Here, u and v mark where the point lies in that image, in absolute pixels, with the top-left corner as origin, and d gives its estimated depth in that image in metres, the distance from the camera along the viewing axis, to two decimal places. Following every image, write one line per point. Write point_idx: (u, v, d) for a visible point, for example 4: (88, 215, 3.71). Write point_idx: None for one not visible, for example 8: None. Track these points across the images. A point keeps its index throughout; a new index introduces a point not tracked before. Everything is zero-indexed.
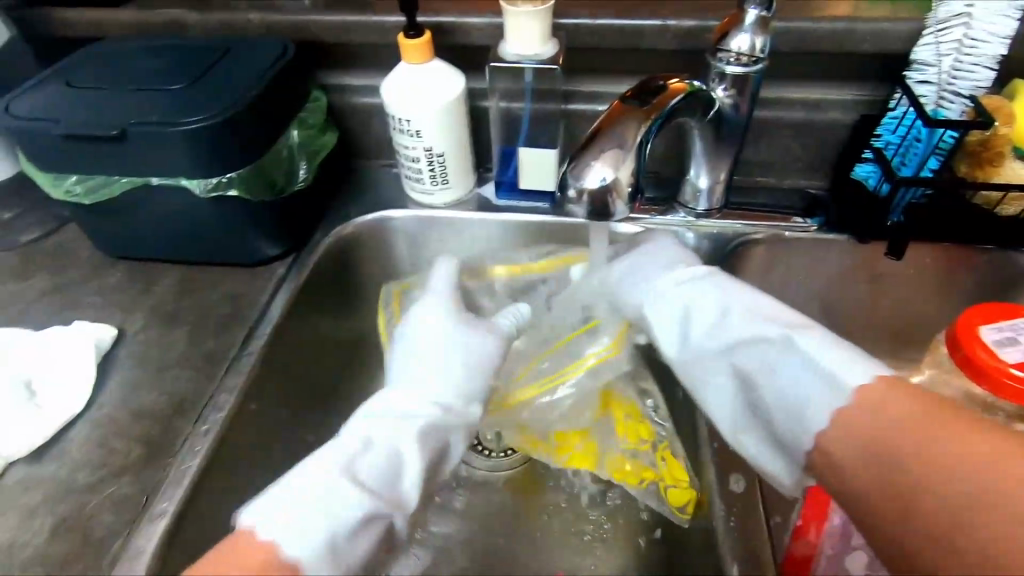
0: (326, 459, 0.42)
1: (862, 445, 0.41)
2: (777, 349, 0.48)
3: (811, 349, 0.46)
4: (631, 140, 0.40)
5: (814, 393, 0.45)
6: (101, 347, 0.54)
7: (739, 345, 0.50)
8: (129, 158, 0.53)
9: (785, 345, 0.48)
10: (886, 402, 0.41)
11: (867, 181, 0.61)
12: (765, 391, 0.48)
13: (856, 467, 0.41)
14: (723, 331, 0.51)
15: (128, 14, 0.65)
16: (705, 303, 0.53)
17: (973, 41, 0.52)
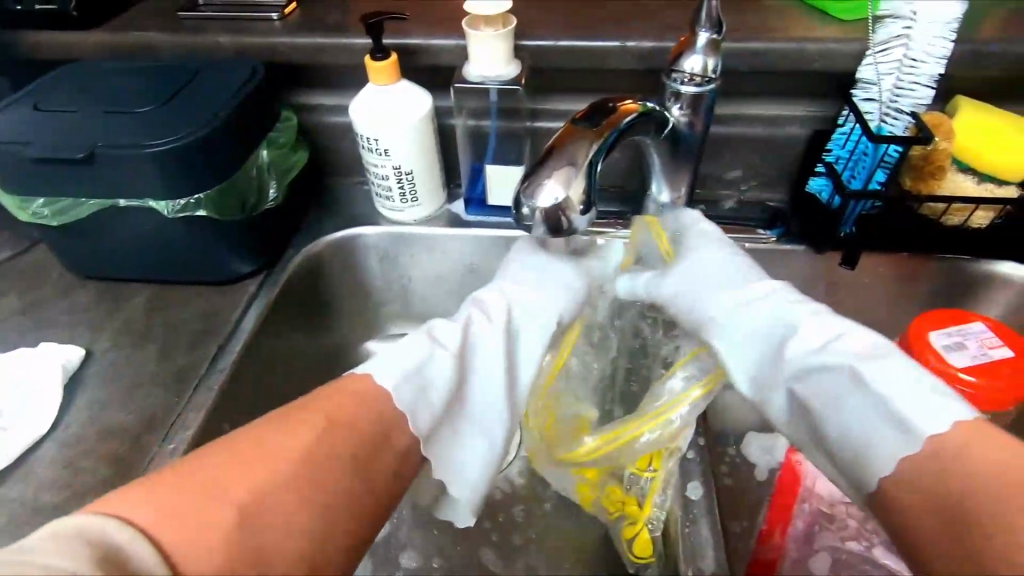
0: (397, 363, 0.43)
1: (931, 465, 0.37)
2: (826, 361, 0.45)
3: (885, 371, 0.42)
4: (582, 160, 0.42)
5: (876, 417, 0.41)
6: (70, 367, 0.55)
7: (795, 337, 0.47)
8: (97, 181, 0.54)
9: (859, 344, 0.45)
10: (965, 437, 0.37)
11: (821, 194, 0.64)
12: (817, 402, 0.45)
13: (911, 485, 0.38)
14: (770, 316, 0.49)
15: (99, 36, 0.66)
16: (773, 303, 0.50)
17: (912, 61, 0.55)
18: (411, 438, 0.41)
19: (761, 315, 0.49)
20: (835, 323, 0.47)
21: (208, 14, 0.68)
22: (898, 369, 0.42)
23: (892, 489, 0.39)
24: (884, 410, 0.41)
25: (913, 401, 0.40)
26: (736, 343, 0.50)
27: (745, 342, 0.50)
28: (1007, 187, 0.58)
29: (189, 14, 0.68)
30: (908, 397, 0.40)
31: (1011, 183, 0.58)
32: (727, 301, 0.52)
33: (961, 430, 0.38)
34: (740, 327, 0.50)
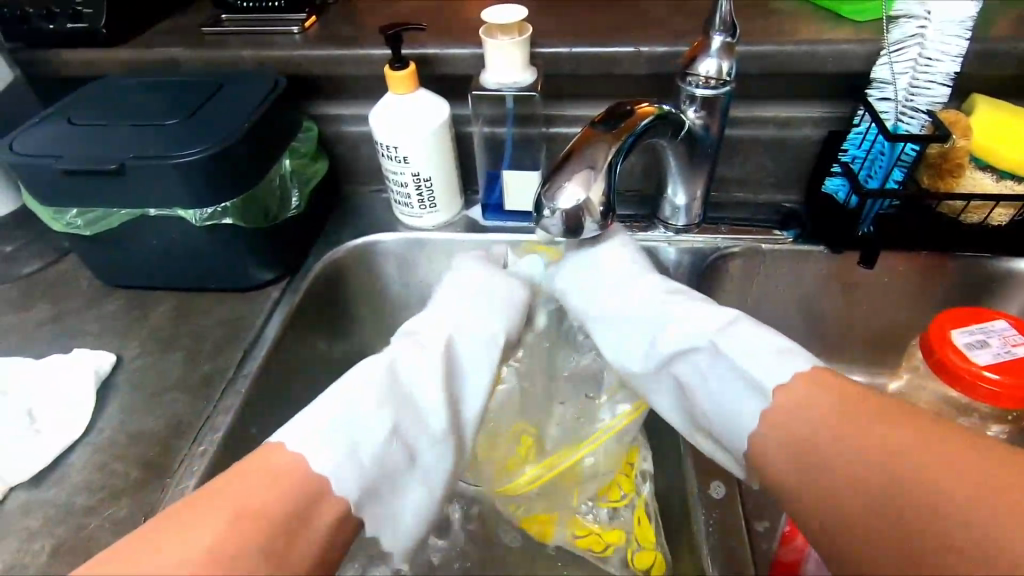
0: (334, 426, 0.42)
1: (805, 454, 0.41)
2: (702, 344, 0.50)
3: (744, 340, 0.47)
4: (601, 162, 0.43)
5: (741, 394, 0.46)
6: (101, 373, 0.56)
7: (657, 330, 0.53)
8: (126, 192, 0.55)
9: (724, 347, 0.48)
10: (809, 393, 0.42)
11: (838, 194, 0.64)
12: (699, 386, 0.50)
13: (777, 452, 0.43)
14: (649, 310, 0.55)
15: (125, 53, 0.68)
16: (670, 296, 0.54)
17: (927, 60, 0.55)
18: (338, 510, 0.40)
19: (647, 313, 0.54)
20: (698, 309, 0.52)
21: (230, 29, 0.70)
22: (753, 340, 0.47)
23: (758, 439, 0.44)
24: (741, 375, 0.46)
25: (767, 369, 0.45)
26: (622, 339, 0.56)
27: (639, 339, 0.55)
28: None
29: (211, 30, 0.70)
30: (772, 364, 0.45)
31: None
32: (614, 303, 0.56)
33: (803, 381, 0.43)
34: (629, 327, 0.56)
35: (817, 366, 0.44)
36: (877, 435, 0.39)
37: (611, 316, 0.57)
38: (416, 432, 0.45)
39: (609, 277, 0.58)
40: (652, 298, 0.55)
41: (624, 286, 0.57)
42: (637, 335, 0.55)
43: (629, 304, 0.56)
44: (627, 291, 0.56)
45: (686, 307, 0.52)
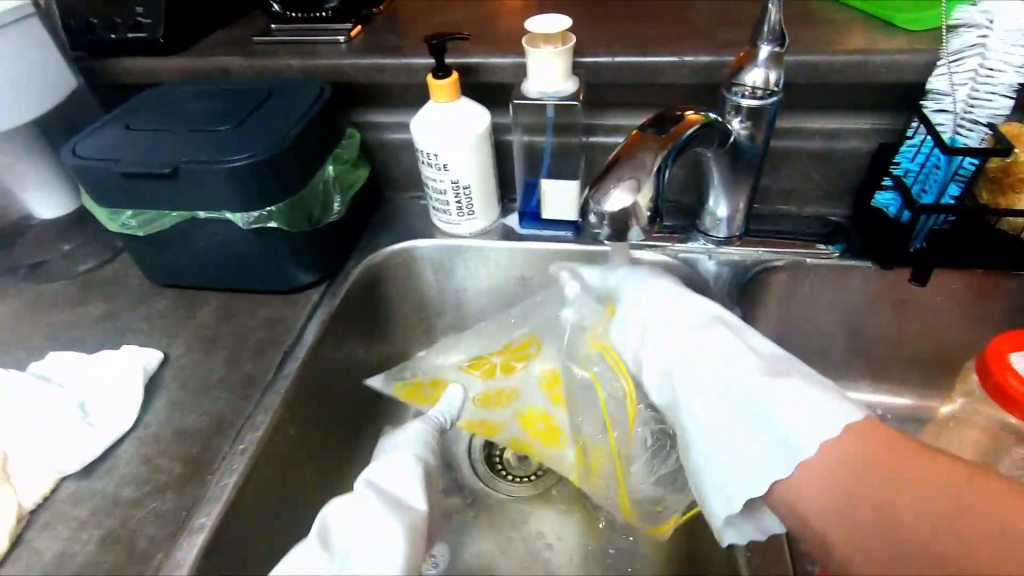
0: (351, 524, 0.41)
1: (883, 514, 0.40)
2: (763, 395, 0.45)
3: (797, 408, 0.44)
4: (650, 168, 0.42)
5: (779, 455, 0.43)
6: (148, 370, 0.58)
7: (718, 400, 0.47)
8: (179, 195, 0.57)
9: (774, 395, 0.45)
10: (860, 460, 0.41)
11: (889, 209, 0.61)
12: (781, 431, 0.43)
13: (831, 502, 0.41)
14: (705, 373, 0.49)
15: (182, 61, 0.71)
16: (710, 337, 0.50)
17: (988, 70, 0.52)
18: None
19: (713, 381, 0.48)
20: (743, 351, 0.48)
21: (279, 39, 0.73)
22: (790, 393, 0.44)
23: (781, 494, 0.43)
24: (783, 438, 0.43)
25: (800, 417, 0.43)
26: (707, 393, 0.48)
27: (702, 405, 0.48)
28: None
29: (261, 40, 0.73)
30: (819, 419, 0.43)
31: None
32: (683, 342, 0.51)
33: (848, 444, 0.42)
34: (698, 403, 0.48)
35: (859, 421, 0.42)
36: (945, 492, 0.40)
37: (669, 378, 0.51)
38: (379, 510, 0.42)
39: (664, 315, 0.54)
40: (716, 351, 0.49)
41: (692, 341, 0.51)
42: (702, 415, 0.48)
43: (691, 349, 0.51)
44: (695, 367, 0.49)
45: (716, 363, 0.48)
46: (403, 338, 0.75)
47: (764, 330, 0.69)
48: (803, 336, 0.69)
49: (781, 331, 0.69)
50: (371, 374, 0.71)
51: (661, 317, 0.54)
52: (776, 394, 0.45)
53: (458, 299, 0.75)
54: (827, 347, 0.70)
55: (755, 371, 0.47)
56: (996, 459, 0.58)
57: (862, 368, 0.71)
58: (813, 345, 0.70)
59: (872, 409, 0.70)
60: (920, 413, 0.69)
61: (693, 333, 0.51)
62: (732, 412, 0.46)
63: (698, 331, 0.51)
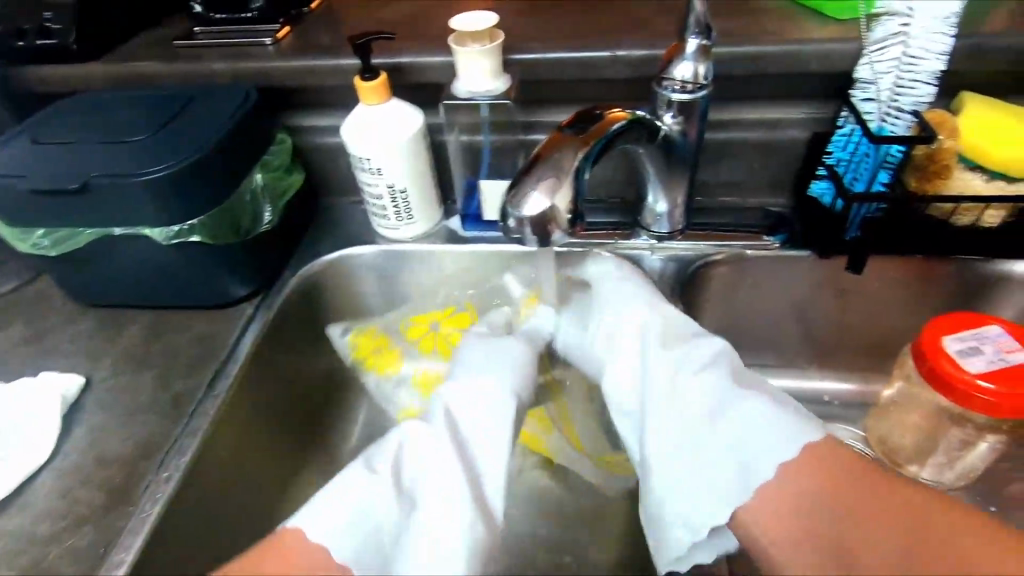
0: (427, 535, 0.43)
1: (821, 540, 0.42)
2: (731, 428, 0.46)
3: (754, 437, 0.45)
4: (568, 169, 0.41)
5: (729, 471, 0.45)
6: (68, 396, 0.55)
7: (683, 428, 0.48)
8: (91, 212, 0.54)
9: (735, 417, 0.46)
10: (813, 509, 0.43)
11: (824, 198, 0.62)
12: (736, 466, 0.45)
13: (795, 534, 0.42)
14: (672, 404, 0.49)
15: (99, 68, 0.67)
16: (671, 364, 0.51)
17: (911, 58, 0.53)
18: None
19: (689, 410, 0.48)
20: (718, 373, 0.49)
21: (203, 41, 0.69)
22: (753, 414, 0.46)
23: (744, 518, 0.44)
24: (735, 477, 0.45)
25: (762, 449, 0.44)
26: (678, 429, 0.48)
27: (655, 427, 0.49)
28: (1019, 184, 0.55)
29: (185, 42, 0.70)
30: (776, 451, 0.44)
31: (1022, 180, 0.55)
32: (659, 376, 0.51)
33: (801, 470, 0.43)
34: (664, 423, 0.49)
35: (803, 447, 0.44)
36: (863, 510, 0.42)
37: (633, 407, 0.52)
38: (432, 506, 0.44)
39: (624, 338, 0.55)
40: (687, 377, 0.50)
41: (654, 365, 0.52)
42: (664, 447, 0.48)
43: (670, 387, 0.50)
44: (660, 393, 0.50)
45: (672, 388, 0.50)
46: None
47: (711, 323, 0.69)
48: (749, 327, 0.69)
49: (727, 323, 0.69)
50: (316, 386, 0.69)
51: (636, 339, 0.55)
52: (731, 413, 0.47)
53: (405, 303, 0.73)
54: (773, 336, 0.70)
55: (723, 395, 0.48)
56: (934, 442, 0.59)
57: (808, 356, 0.71)
58: (759, 335, 0.70)
59: (819, 397, 0.71)
60: (866, 397, 0.70)
61: (664, 355, 0.52)
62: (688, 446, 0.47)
63: (667, 351, 0.52)
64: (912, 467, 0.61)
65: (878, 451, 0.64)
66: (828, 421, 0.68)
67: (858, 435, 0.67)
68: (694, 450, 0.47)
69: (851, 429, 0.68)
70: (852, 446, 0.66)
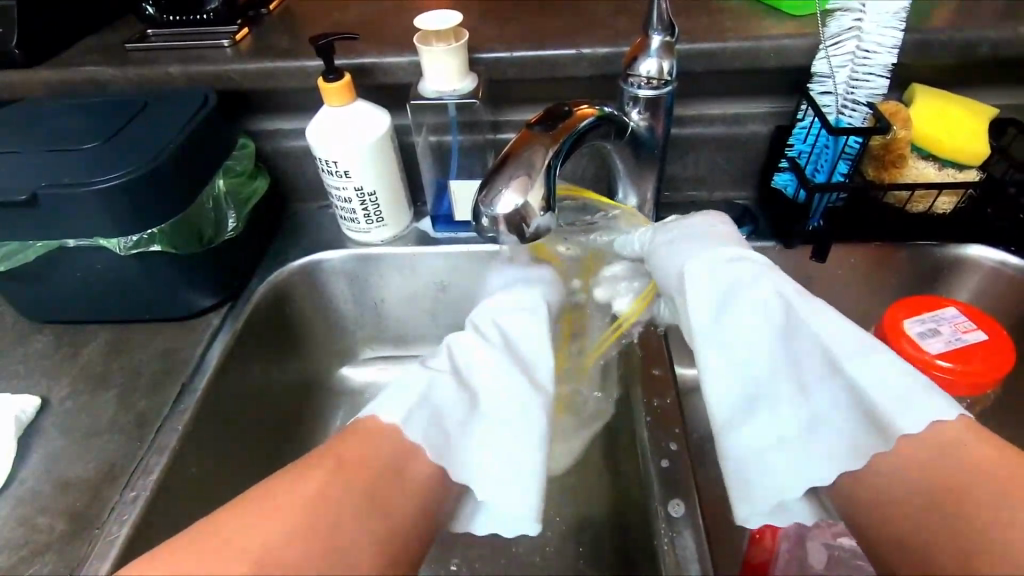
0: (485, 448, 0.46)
1: (926, 477, 0.39)
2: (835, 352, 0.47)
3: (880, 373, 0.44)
4: (539, 166, 0.41)
5: (834, 427, 0.45)
6: (23, 419, 0.52)
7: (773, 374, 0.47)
8: (41, 224, 0.52)
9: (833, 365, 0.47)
10: (935, 463, 0.40)
11: (787, 189, 0.63)
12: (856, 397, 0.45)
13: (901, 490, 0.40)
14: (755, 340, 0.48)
15: (43, 74, 0.64)
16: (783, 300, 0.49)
17: (865, 52, 0.55)
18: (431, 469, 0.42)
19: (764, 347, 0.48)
20: (840, 328, 0.48)
21: (157, 45, 0.67)
22: (881, 369, 0.45)
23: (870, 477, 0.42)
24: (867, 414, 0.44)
25: (899, 398, 0.43)
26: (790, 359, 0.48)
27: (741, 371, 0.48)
28: (968, 171, 0.58)
29: (137, 46, 0.67)
30: (910, 401, 0.42)
31: (971, 167, 0.58)
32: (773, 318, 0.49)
33: (938, 430, 0.41)
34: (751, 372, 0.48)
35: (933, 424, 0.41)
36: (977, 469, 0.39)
37: (725, 355, 0.48)
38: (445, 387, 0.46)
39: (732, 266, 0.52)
40: (778, 325, 0.48)
41: (738, 312, 0.49)
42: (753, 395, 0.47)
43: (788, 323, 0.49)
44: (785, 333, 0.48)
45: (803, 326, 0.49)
46: (321, 354, 0.71)
47: None
48: None
49: None
50: (289, 396, 0.67)
51: (719, 286, 0.50)
52: (832, 367, 0.47)
53: (377, 308, 0.72)
54: None
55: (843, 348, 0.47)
56: None
57: None
58: None
59: None
60: None
61: (755, 304, 0.49)
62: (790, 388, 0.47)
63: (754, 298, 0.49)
64: None
65: None
66: None
67: None
68: (794, 395, 0.47)
69: None
70: None
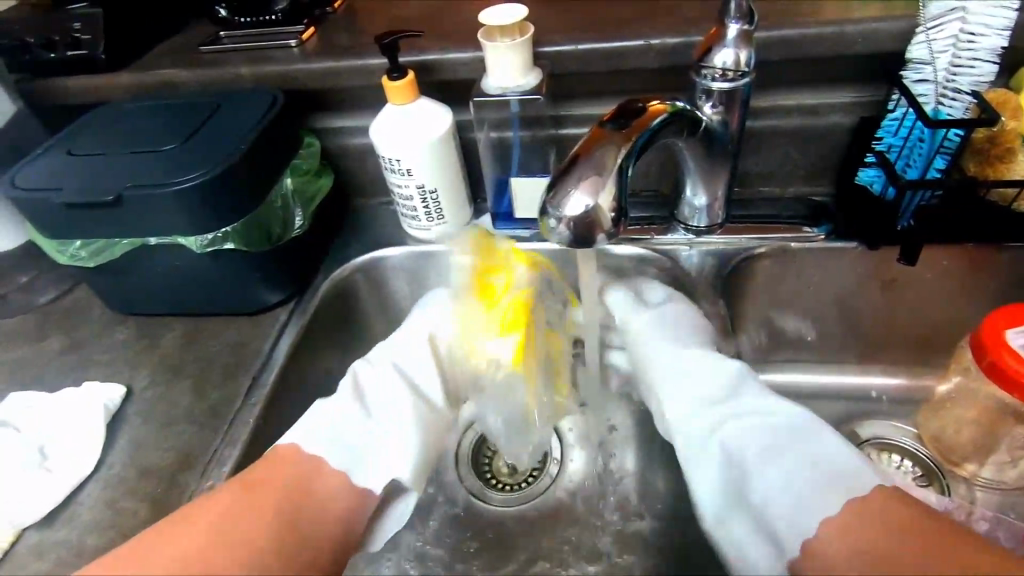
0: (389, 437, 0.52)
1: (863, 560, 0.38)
2: (737, 432, 0.48)
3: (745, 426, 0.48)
4: (611, 165, 0.40)
5: (720, 484, 0.47)
6: (110, 407, 0.55)
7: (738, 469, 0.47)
8: (126, 223, 0.54)
9: (789, 484, 0.43)
10: (846, 521, 0.40)
11: (873, 186, 0.59)
12: (755, 486, 0.45)
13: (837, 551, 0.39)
14: (727, 466, 0.48)
15: (125, 77, 0.67)
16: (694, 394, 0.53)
17: (970, 35, 0.49)
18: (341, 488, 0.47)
19: (728, 451, 0.48)
20: (709, 393, 0.52)
21: (228, 46, 0.69)
22: (745, 418, 0.49)
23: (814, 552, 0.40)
24: (751, 444, 0.47)
25: (744, 428, 0.48)
26: (736, 455, 0.47)
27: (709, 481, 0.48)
28: None
29: (210, 47, 0.69)
30: (757, 431, 0.47)
31: None
32: (677, 389, 0.54)
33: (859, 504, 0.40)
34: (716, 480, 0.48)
35: (845, 505, 0.40)
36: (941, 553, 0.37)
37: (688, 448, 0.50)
38: (326, 414, 0.52)
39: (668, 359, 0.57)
40: (711, 388, 0.52)
41: (702, 408, 0.52)
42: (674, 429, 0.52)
43: (705, 417, 0.51)
44: (730, 430, 0.48)
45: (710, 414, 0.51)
46: None
47: (751, 318, 0.66)
48: (792, 323, 0.67)
49: (768, 318, 0.67)
50: None
51: (704, 399, 0.52)
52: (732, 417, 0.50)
53: None
54: (818, 329, 0.67)
55: (754, 425, 0.48)
56: (994, 440, 0.57)
57: (854, 351, 0.69)
58: (805, 330, 0.68)
59: (867, 393, 0.68)
60: (917, 393, 0.67)
61: (713, 417, 0.50)
62: (729, 476, 0.47)
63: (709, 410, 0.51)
64: (970, 466, 0.59)
65: (931, 448, 0.62)
66: (875, 418, 0.66)
67: (912, 432, 0.65)
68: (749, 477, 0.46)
69: (902, 426, 0.65)
70: (903, 443, 0.64)
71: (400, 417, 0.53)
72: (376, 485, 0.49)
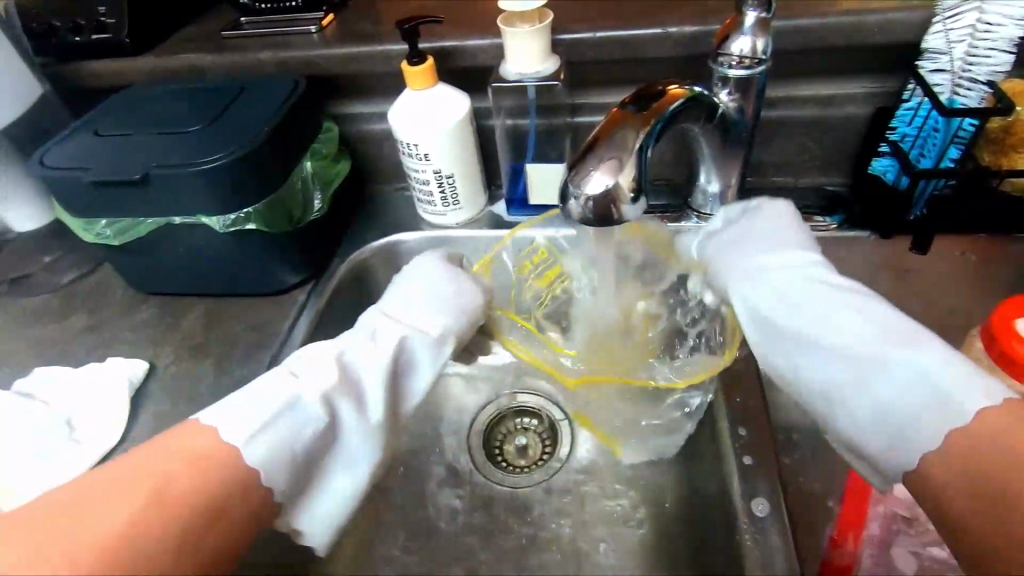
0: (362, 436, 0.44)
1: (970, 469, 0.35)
2: (852, 342, 0.43)
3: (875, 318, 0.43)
4: (631, 146, 0.40)
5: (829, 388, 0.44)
6: (134, 382, 0.57)
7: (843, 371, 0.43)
8: (153, 202, 0.55)
9: (893, 400, 0.40)
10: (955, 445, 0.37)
11: (886, 176, 0.59)
12: (856, 395, 0.42)
13: (948, 478, 0.36)
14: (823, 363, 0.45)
15: (148, 62, 0.68)
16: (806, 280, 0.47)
17: (988, 25, 0.50)
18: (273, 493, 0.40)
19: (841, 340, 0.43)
20: (822, 292, 0.46)
21: (250, 32, 0.70)
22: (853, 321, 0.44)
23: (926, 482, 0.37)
24: (855, 351, 0.43)
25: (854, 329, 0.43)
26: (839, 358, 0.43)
27: (809, 372, 0.45)
28: None
29: (232, 33, 0.70)
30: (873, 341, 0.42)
31: None
32: (770, 278, 0.49)
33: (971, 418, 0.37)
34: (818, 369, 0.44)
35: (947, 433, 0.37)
36: None
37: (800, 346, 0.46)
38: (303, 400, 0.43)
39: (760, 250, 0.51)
40: (798, 284, 0.47)
41: (807, 297, 0.46)
42: (746, 320, 0.50)
43: (810, 311, 0.46)
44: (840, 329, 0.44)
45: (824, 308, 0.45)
46: None
47: None
48: None
49: None
50: None
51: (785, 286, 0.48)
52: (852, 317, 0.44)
53: None
54: None
55: (862, 333, 0.43)
56: None
57: None
58: None
59: None
60: None
61: (807, 295, 0.47)
62: (827, 397, 0.44)
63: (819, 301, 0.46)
64: None
65: None
66: None
67: None
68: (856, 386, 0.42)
69: None
70: None
71: (351, 408, 0.44)
72: (319, 523, 0.43)
